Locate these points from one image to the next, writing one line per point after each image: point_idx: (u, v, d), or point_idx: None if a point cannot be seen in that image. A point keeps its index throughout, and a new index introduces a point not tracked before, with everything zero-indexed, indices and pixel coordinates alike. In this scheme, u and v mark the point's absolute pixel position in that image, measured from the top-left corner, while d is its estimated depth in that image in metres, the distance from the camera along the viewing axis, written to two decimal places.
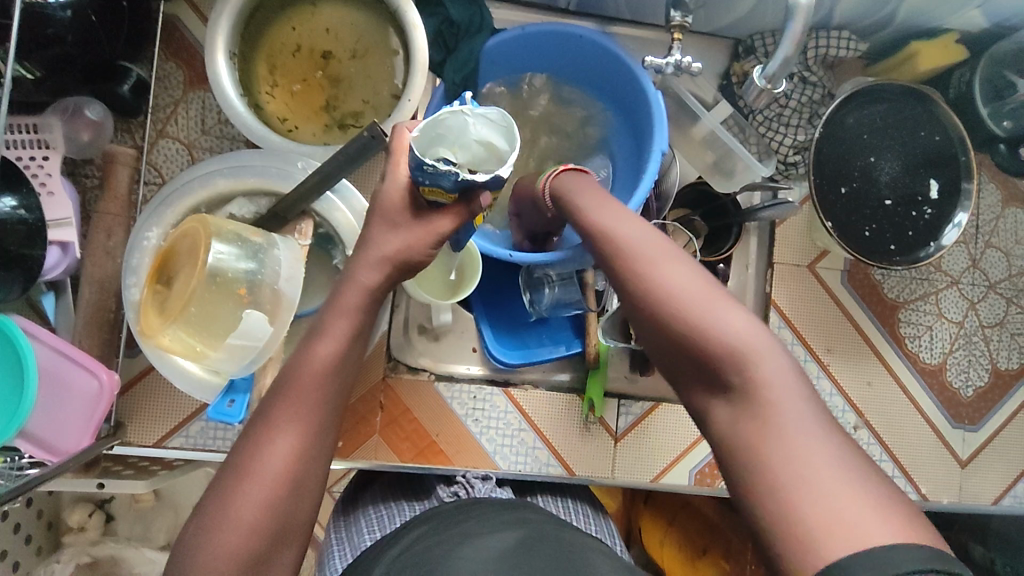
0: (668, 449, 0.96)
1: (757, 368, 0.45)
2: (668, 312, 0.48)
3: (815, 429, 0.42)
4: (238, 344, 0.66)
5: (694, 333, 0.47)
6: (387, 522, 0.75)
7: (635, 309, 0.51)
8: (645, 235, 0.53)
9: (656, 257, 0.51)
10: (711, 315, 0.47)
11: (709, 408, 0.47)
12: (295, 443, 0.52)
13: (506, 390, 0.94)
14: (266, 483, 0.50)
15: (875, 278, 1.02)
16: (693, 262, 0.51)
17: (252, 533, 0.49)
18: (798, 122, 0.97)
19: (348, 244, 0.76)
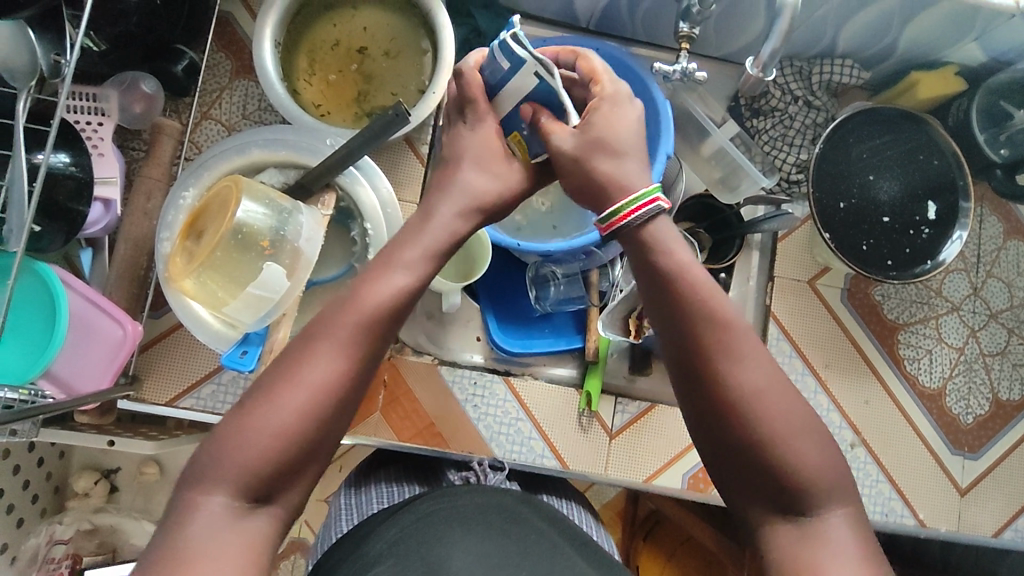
0: (663, 451, 0.97)
1: (832, 508, 0.50)
2: (759, 437, 0.51)
3: (846, 547, 0.49)
4: (255, 294, 0.71)
5: (777, 463, 0.50)
6: (397, 495, 0.76)
7: (709, 417, 0.52)
8: (763, 348, 0.53)
9: (763, 379, 0.52)
10: (801, 456, 0.50)
11: (766, 520, 0.51)
12: (335, 365, 0.51)
13: (506, 378, 0.97)
14: (310, 395, 0.50)
15: (875, 298, 1.04)
16: (776, 373, 0.53)
17: (282, 435, 0.49)
18: (801, 141, 1.01)
19: (367, 219, 0.81)
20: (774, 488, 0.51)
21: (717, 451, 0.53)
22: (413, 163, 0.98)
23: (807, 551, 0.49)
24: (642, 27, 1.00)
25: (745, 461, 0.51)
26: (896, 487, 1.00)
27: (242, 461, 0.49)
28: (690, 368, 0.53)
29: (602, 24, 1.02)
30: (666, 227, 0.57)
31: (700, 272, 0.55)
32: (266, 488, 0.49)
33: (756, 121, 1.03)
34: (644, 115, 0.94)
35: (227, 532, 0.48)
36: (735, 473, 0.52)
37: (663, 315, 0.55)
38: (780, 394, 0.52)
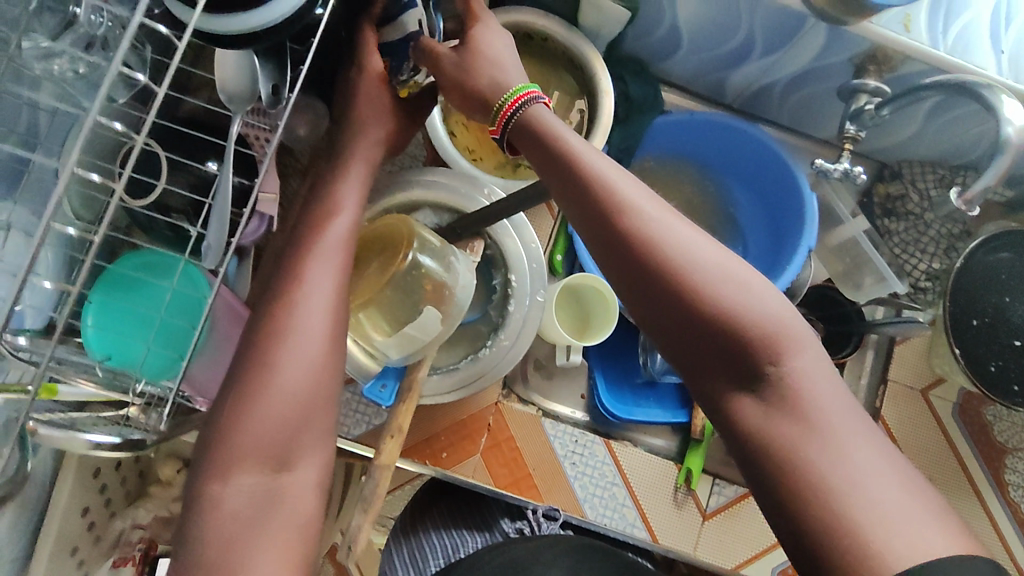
0: (753, 540, 0.96)
1: (791, 359, 0.48)
2: (702, 299, 0.49)
3: (841, 414, 0.46)
4: (408, 334, 0.72)
5: (723, 322, 0.49)
6: (454, 549, 0.80)
7: (654, 308, 0.51)
8: (639, 193, 0.54)
9: (686, 238, 0.51)
10: (741, 305, 0.49)
11: (733, 396, 0.49)
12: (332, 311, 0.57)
13: (606, 441, 0.97)
14: (296, 349, 0.54)
15: (987, 417, 1.01)
16: (702, 232, 0.53)
17: (279, 389, 0.52)
18: (934, 250, 1.00)
19: (513, 270, 0.82)
20: (732, 356, 0.49)
21: (674, 344, 0.51)
22: (545, 216, 0.99)
23: (790, 434, 0.46)
24: (789, 114, 1.00)
25: (694, 332, 0.50)
26: None
27: (262, 425, 0.50)
28: (612, 245, 0.53)
29: (746, 103, 1.02)
30: (542, 113, 0.62)
31: (581, 142, 0.58)
32: (284, 456, 0.51)
33: (888, 222, 1.02)
34: (787, 204, 0.94)
35: (262, 522, 0.48)
36: (696, 360, 0.50)
37: (574, 203, 0.55)
38: (692, 242, 0.51)
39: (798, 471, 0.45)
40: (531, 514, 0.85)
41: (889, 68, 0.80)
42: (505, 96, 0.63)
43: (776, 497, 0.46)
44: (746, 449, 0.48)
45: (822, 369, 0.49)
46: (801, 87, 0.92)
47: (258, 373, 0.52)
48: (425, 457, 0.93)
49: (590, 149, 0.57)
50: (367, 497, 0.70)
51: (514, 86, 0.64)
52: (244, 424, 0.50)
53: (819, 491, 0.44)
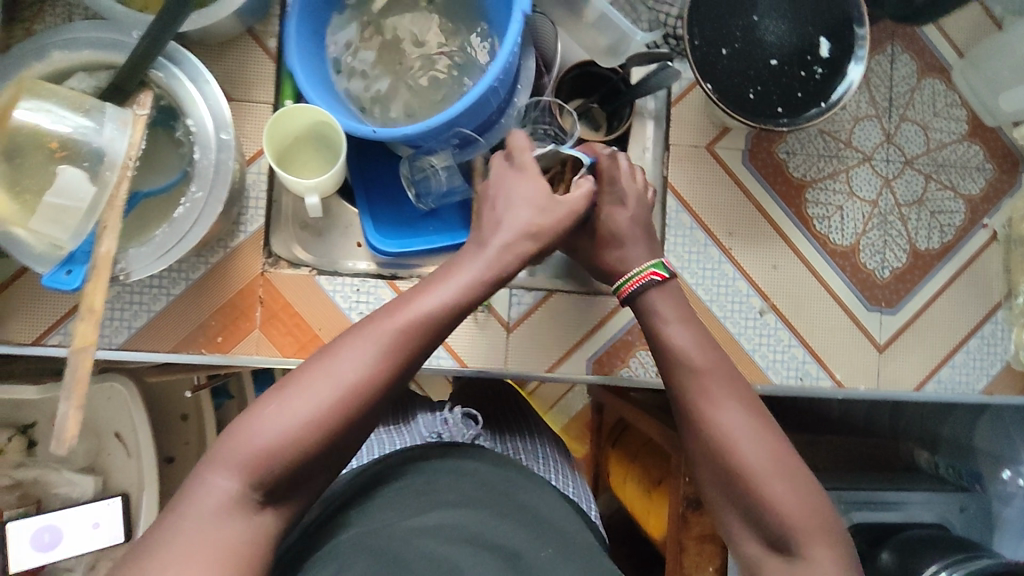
0: (561, 339, 0.93)
1: (817, 549, 0.61)
2: (751, 486, 0.63)
3: (837, 574, 0.60)
4: (54, 204, 0.66)
5: (771, 510, 0.62)
6: (391, 442, 0.82)
7: (709, 471, 0.66)
8: (718, 387, 0.68)
9: (741, 427, 0.66)
10: (779, 500, 0.62)
11: (762, 554, 0.63)
12: (369, 365, 0.60)
13: (391, 282, 0.92)
14: (329, 388, 0.59)
15: (779, 157, 0.97)
16: (774, 430, 0.66)
17: (317, 428, 0.58)
18: None
19: (188, 113, 0.74)
20: (767, 526, 0.62)
21: (716, 489, 0.66)
22: (263, 61, 0.90)
23: (781, 565, 0.62)
24: None
25: (741, 500, 0.64)
26: (809, 350, 0.97)
27: (243, 454, 0.57)
28: (681, 413, 0.69)
29: None
30: (668, 290, 0.75)
31: (693, 329, 0.73)
32: (284, 491, 0.58)
33: None
34: None
35: (225, 519, 0.55)
36: (732, 500, 0.65)
37: (668, 359, 0.71)
38: (761, 446, 0.64)
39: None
40: (454, 412, 0.84)
41: None
42: (631, 274, 0.76)
43: None
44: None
45: (834, 562, 0.61)
46: None
47: (292, 402, 0.58)
48: (202, 346, 0.88)
49: (680, 324, 0.73)
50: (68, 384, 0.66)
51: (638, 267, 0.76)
52: (268, 437, 0.57)
53: None
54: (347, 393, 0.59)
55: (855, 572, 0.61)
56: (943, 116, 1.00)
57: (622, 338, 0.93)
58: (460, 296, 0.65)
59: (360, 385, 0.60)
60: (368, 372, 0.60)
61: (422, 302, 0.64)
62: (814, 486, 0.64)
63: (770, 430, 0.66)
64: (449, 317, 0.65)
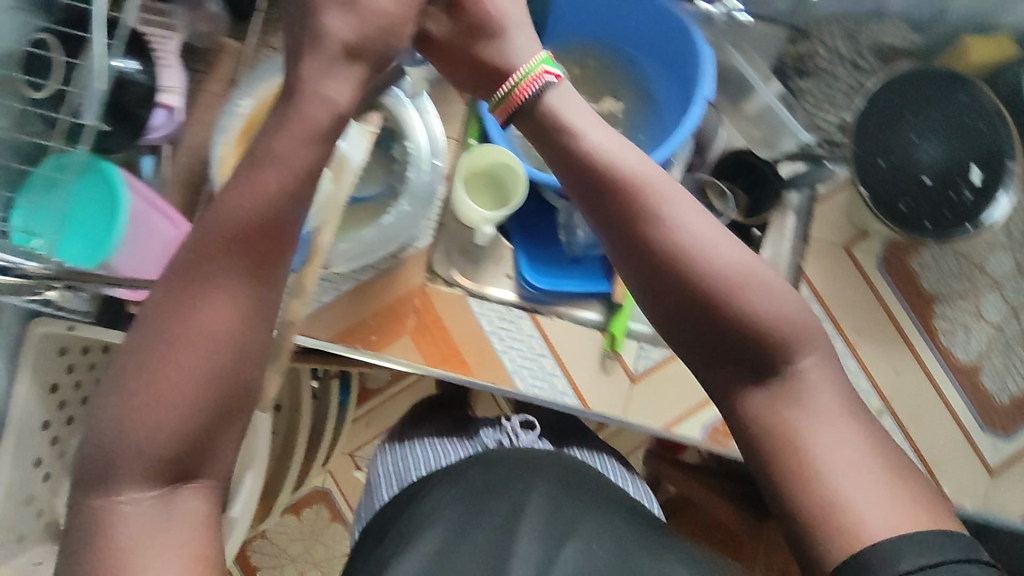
0: (681, 400, 0.97)
1: (803, 360, 0.58)
2: (719, 289, 0.58)
3: (857, 442, 0.56)
4: None
5: (736, 316, 0.57)
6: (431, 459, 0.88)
7: (658, 277, 0.60)
8: (663, 188, 0.61)
9: (705, 230, 0.60)
10: (766, 309, 0.58)
11: (744, 385, 0.59)
12: (225, 299, 0.54)
13: (533, 315, 0.99)
14: (201, 355, 0.53)
15: (913, 268, 1.02)
16: (702, 216, 0.61)
17: (193, 412, 0.52)
18: (846, 103, 1.00)
19: (408, 138, 0.84)
20: (748, 346, 0.58)
21: (671, 300, 0.59)
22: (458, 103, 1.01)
23: (796, 416, 0.57)
24: None
25: (722, 325, 0.58)
26: (920, 459, 0.99)
27: (139, 441, 0.51)
28: (642, 253, 0.60)
29: None
30: (565, 94, 0.67)
31: (625, 142, 0.65)
32: (183, 470, 0.53)
33: (799, 81, 1.02)
34: (686, 65, 0.94)
35: (176, 514, 0.52)
36: (709, 338, 0.59)
37: (573, 160, 0.64)
38: (756, 282, 0.58)
39: (820, 489, 0.54)
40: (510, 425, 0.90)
41: None
42: (521, 75, 0.68)
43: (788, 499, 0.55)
44: (738, 415, 0.59)
45: (852, 416, 0.57)
46: None
47: (148, 387, 0.52)
48: (356, 341, 0.97)
49: (616, 141, 0.64)
50: (276, 349, 0.74)
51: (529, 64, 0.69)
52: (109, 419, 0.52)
53: (817, 498, 0.54)
54: (213, 359, 0.53)
55: (886, 445, 0.57)
56: None
57: None
58: (265, 206, 0.55)
59: (225, 345, 0.53)
60: (239, 323, 0.54)
61: (229, 203, 0.55)
62: (829, 352, 0.60)
63: (688, 204, 0.61)
64: (279, 204, 0.56)
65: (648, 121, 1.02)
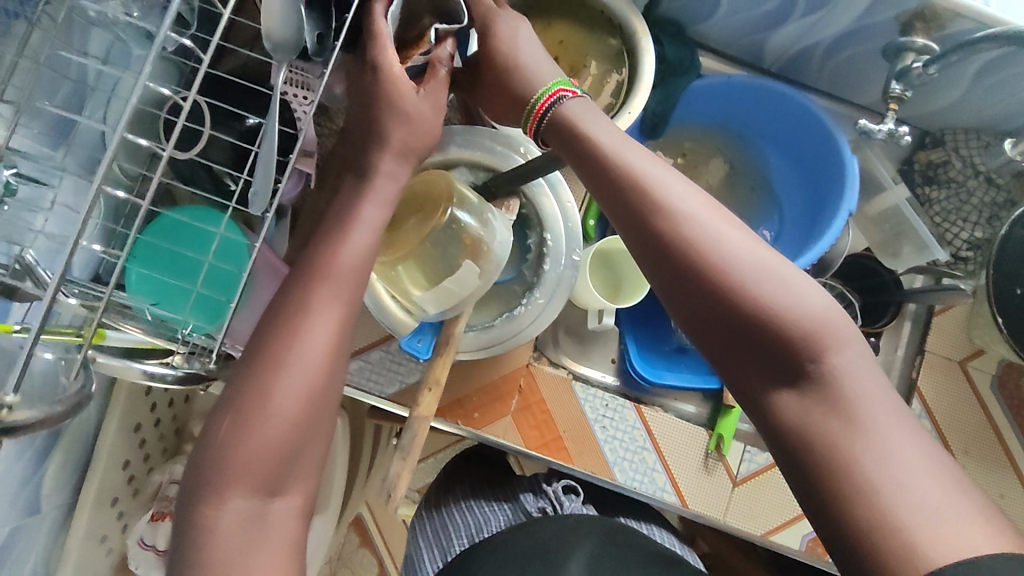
0: (784, 508, 0.95)
1: (833, 359, 0.51)
2: (729, 283, 0.53)
3: (917, 452, 0.47)
4: (445, 287, 0.74)
5: (761, 316, 0.52)
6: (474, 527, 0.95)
7: (665, 273, 0.56)
8: (666, 179, 0.59)
9: (718, 222, 0.56)
10: (817, 316, 0.52)
11: (775, 395, 0.52)
12: (331, 318, 0.56)
13: (636, 405, 0.97)
14: (299, 373, 0.53)
15: None
16: (738, 223, 0.57)
17: (300, 422, 0.53)
18: (977, 219, 0.98)
19: (548, 228, 0.82)
20: (768, 345, 0.52)
21: (689, 301, 0.55)
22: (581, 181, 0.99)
23: (832, 427, 0.49)
24: (830, 78, 0.98)
25: (763, 323, 0.52)
26: None
27: (257, 450, 0.51)
28: (651, 240, 0.57)
29: (785, 69, 1.01)
30: (583, 103, 0.68)
31: (610, 130, 0.65)
32: (278, 484, 0.52)
33: (929, 190, 1.00)
34: (823, 170, 0.94)
35: (271, 535, 0.51)
36: (735, 340, 0.53)
37: (582, 159, 0.64)
38: (770, 270, 0.54)
39: (873, 493, 0.46)
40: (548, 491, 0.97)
41: (937, 25, 0.77)
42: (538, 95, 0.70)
43: (829, 519, 0.48)
44: (771, 428, 0.52)
45: (897, 416, 0.49)
46: (844, 48, 0.89)
47: (254, 415, 0.52)
48: (457, 417, 0.93)
49: (615, 136, 0.64)
50: (406, 447, 0.71)
51: (545, 86, 0.70)
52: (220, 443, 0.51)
53: (862, 510, 0.46)
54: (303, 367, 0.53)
55: (950, 462, 0.48)
56: None
57: None
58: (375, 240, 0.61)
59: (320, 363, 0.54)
60: (337, 340, 0.56)
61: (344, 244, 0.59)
62: (862, 350, 0.53)
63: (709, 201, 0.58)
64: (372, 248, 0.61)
65: (756, 209, 1.05)
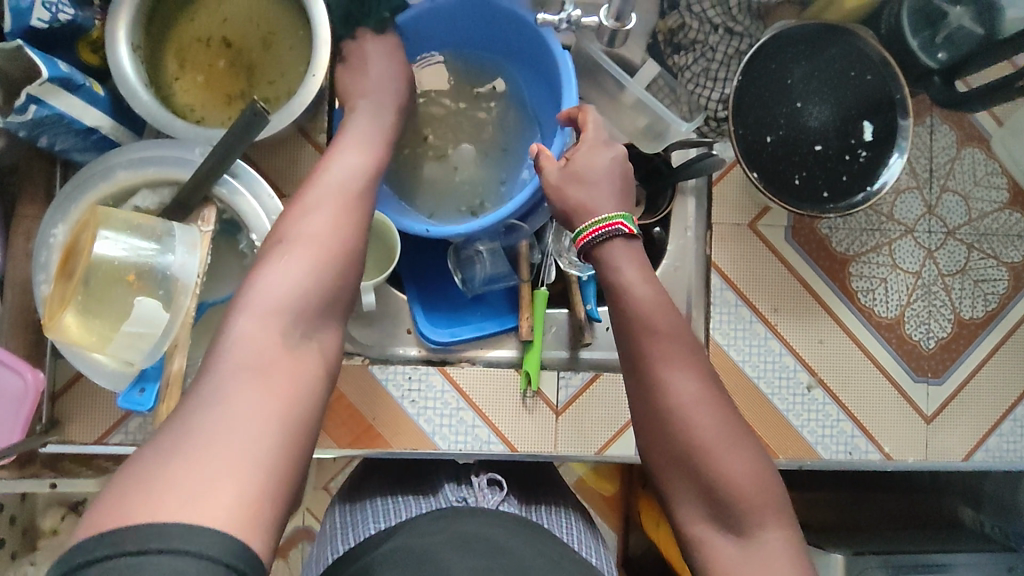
0: (611, 421, 0.94)
1: (763, 519, 0.63)
2: (708, 460, 0.64)
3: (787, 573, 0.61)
4: (132, 332, 0.68)
5: (722, 481, 0.64)
6: (394, 513, 0.79)
7: (669, 445, 0.66)
8: (676, 371, 0.66)
9: (694, 394, 0.66)
10: (728, 469, 0.64)
11: (710, 533, 0.64)
12: (333, 210, 0.69)
13: (441, 369, 0.93)
14: (315, 234, 0.66)
15: (822, 232, 0.98)
16: (713, 393, 0.67)
17: (318, 271, 0.64)
18: (726, 74, 0.93)
19: (252, 229, 0.76)
20: (717, 496, 0.64)
21: (671, 458, 0.66)
22: (313, 157, 0.91)
23: (728, 551, 0.63)
24: None
25: (697, 477, 0.65)
26: (858, 424, 0.98)
27: (271, 296, 0.61)
28: (657, 417, 0.66)
29: None
30: (626, 245, 0.72)
31: (659, 304, 0.69)
32: (306, 325, 0.62)
33: (677, 58, 0.94)
34: (552, 74, 0.88)
35: (263, 364, 0.56)
36: (698, 483, 0.65)
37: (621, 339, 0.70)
38: (730, 449, 0.64)
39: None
40: (477, 482, 0.84)
41: None
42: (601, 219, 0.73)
43: None
44: (703, 560, 0.64)
45: (781, 538, 0.63)
46: None
47: (275, 264, 0.63)
48: None
49: (654, 303, 0.69)
50: None
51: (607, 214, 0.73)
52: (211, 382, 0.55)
53: None
54: (287, 311, 0.61)
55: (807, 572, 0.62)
56: (983, 185, 1.00)
57: None
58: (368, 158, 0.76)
59: (302, 300, 0.62)
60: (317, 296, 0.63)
61: (333, 165, 0.73)
62: (785, 512, 0.65)
63: (683, 360, 0.67)
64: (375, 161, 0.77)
65: (524, 134, 0.96)
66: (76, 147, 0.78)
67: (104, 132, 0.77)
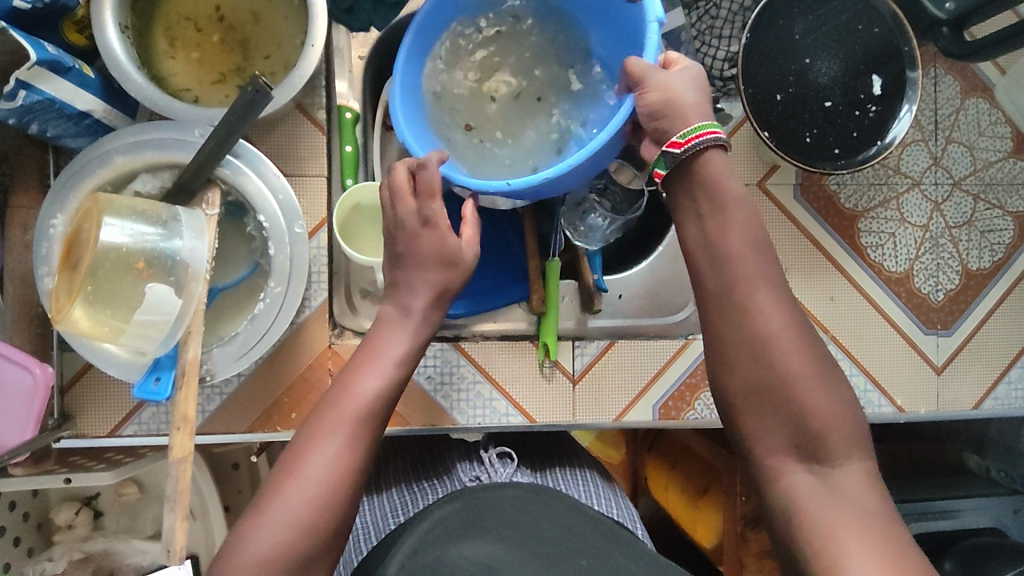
0: (628, 387, 0.94)
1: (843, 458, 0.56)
2: (791, 385, 0.57)
3: (876, 514, 0.53)
4: (144, 320, 0.66)
5: (808, 411, 0.56)
6: (411, 503, 0.82)
7: (748, 371, 0.58)
8: (758, 291, 0.59)
9: (778, 321, 0.58)
10: (813, 399, 0.56)
11: (789, 465, 0.57)
12: (342, 452, 0.59)
13: (456, 344, 0.93)
14: (317, 467, 0.57)
15: (830, 188, 0.97)
16: (797, 318, 0.59)
17: (312, 532, 0.56)
18: (731, 31, 0.92)
19: (260, 210, 0.75)
20: (801, 426, 0.56)
21: (749, 385, 0.58)
22: (312, 133, 0.88)
23: (806, 485, 0.56)
24: None
25: (784, 404, 0.57)
26: (870, 378, 0.98)
27: (267, 528, 0.55)
28: (737, 343, 0.58)
29: None
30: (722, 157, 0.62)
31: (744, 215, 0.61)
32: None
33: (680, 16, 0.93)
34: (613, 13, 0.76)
35: None
36: (778, 411, 0.57)
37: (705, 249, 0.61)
38: (816, 376, 0.57)
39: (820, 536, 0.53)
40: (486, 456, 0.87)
41: None
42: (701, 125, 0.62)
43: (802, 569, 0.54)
44: (778, 496, 0.57)
45: (864, 475, 0.56)
46: None
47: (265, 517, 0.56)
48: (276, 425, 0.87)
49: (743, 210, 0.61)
50: (171, 496, 0.66)
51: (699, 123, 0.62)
52: None
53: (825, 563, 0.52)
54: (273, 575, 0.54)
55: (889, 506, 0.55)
56: (987, 134, 1.00)
57: (687, 381, 0.94)
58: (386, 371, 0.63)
59: (295, 525, 0.55)
60: (340, 462, 0.58)
61: (361, 386, 0.62)
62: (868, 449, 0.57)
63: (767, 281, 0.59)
64: (402, 373, 0.64)
65: (589, 77, 0.83)
66: (68, 133, 0.75)
67: (97, 116, 0.75)
